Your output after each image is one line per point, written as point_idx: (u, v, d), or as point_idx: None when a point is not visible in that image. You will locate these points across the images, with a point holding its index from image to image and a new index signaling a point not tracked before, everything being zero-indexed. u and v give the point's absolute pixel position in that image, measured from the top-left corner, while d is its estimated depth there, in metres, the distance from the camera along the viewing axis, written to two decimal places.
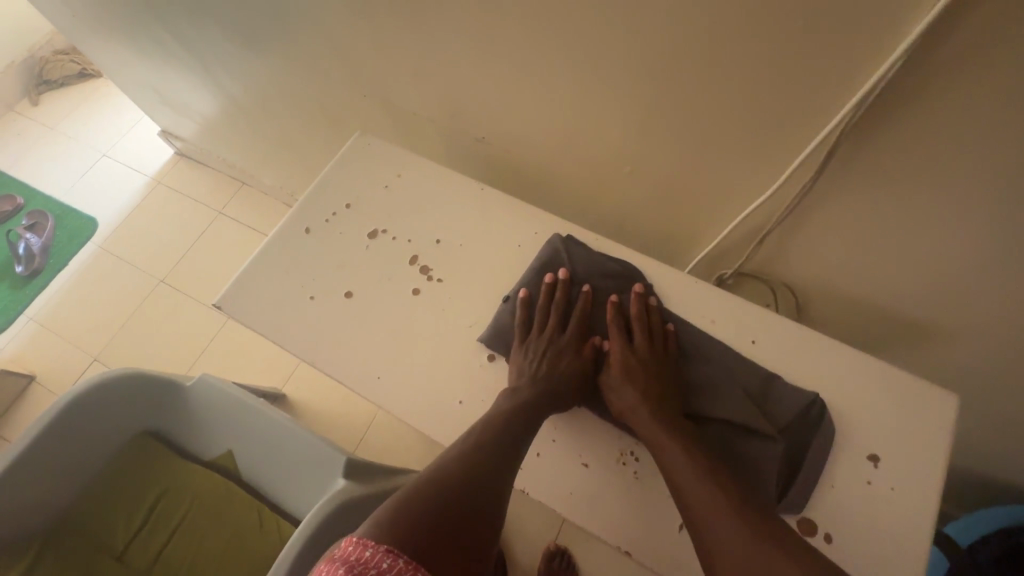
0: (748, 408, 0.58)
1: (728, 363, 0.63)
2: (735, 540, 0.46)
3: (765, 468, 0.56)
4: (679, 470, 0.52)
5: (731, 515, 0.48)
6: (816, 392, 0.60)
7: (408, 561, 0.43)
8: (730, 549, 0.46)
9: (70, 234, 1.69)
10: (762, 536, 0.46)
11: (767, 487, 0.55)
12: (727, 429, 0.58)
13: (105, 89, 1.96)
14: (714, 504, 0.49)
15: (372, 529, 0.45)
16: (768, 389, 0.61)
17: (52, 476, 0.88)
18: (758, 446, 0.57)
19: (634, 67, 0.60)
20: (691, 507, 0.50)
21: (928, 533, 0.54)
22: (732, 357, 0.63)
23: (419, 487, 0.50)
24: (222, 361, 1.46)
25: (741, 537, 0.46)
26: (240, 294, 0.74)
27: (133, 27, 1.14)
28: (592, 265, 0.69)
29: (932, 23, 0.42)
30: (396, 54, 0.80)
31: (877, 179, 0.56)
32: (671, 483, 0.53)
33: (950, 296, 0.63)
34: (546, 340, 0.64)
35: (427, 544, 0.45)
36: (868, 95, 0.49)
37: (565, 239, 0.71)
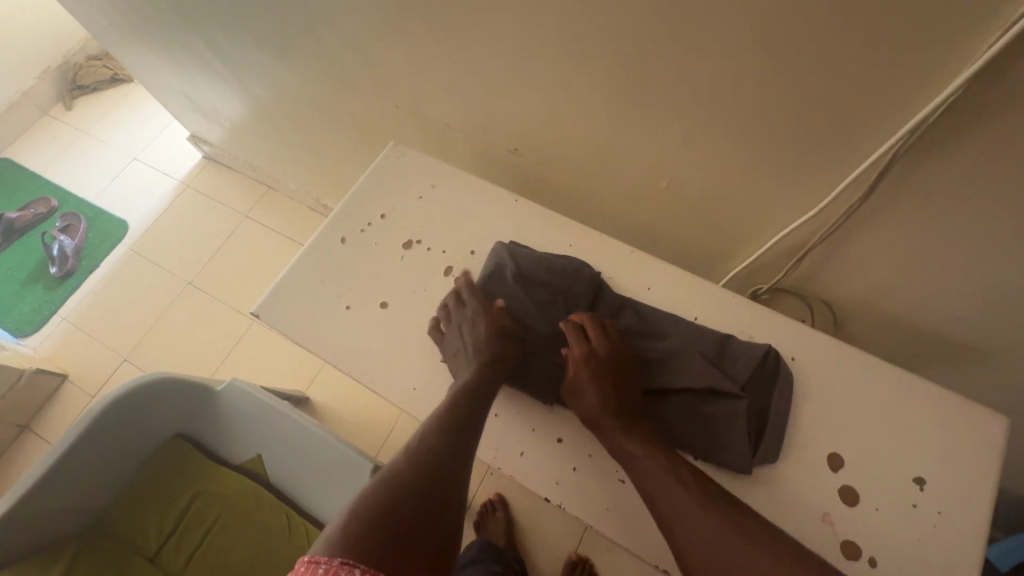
0: (708, 373, 0.60)
1: (683, 334, 0.64)
2: (707, 538, 0.48)
3: (733, 430, 0.58)
4: (644, 468, 0.54)
5: (701, 514, 0.49)
6: (770, 342, 0.63)
7: (365, 570, 0.43)
8: (706, 551, 0.48)
9: (102, 236, 1.73)
10: (736, 534, 0.48)
11: (739, 446, 0.57)
12: (693, 400, 0.59)
13: (136, 93, 2.00)
14: (683, 503, 0.50)
15: (325, 547, 0.45)
16: (722, 350, 0.62)
17: (90, 477, 0.90)
18: (724, 407, 0.59)
19: (676, 81, 0.59)
20: (661, 507, 0.52)
21: (978, 562, 0.53)
22: (686, 329, 0.64)
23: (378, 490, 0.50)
24: (248, 364, 1.48)
25: (714, 536, 0.48)
26: (277, 303, 0.74)
27: (169, 36, 1.16)
28: (535, 266, 0.69)
29: (1003, 48, 0.41)
30: (431, 65, 0.80)
31: (928, 197, 0.54)
32: (638, 484, 0.54)
33: (1000, 318, 0.61)
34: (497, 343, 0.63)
35: (385, 550, 0.45)
36: (925, 121, 0.48)
37: (508, 245, 0.71)
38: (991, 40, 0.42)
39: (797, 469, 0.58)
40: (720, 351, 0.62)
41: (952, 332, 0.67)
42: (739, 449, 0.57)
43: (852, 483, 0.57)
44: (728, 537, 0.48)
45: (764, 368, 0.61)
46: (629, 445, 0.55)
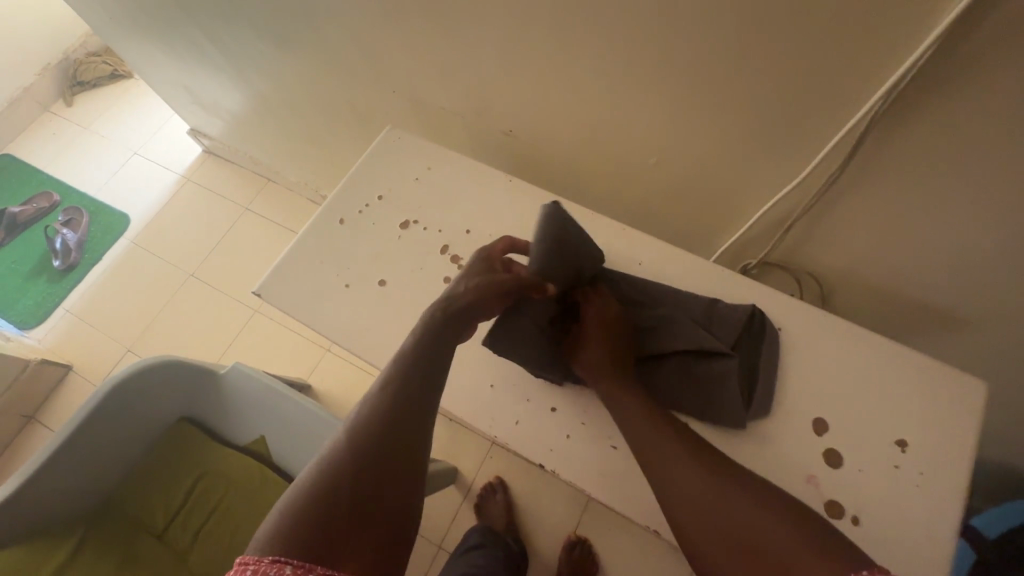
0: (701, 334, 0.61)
1: (674, 300, 0.66)
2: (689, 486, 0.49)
3: (727, 386, 0.60)
4: (635, 426, 0.55)
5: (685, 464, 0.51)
6: (754, 304, 0.65)
7: (296, 567, 0.40)
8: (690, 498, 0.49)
9: (104, 229, 1.74)
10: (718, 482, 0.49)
11: (732, 402, 0.59)
12: (689, 360, 0.61)
13: (135, 88, 2.02)
14: (669, 454, 0.52)
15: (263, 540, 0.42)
16: (710, 312, 0.65)
17: (98, 459, 0.92)
18: (719, 364, 0.60)
19: (660, 60, 0.61)
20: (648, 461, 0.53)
21: (955, 518, 0.55)
22: (675, 294, 0.67)
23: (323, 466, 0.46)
24: (250, 352, 1.50)
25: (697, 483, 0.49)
26: (277, 283, 0.76)
27: (166, 28, 1.17)
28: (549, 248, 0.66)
29: (964, 12, 0.43)
30: (423, 50, 0.81)
31: (906, 168, 0.56)
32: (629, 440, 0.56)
33: (980, 286, 0.63)
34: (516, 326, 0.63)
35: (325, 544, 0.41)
36: (894, 86, 0.50)
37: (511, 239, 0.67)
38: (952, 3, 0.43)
39: (781, 432, 0.60)
40: (708, 314, 0.65)
41: (935, 302, 0.69)
42: (732, 403, 0.59)
43: (836, 445, 0.59)
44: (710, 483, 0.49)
45: (751, 327, 0.64)
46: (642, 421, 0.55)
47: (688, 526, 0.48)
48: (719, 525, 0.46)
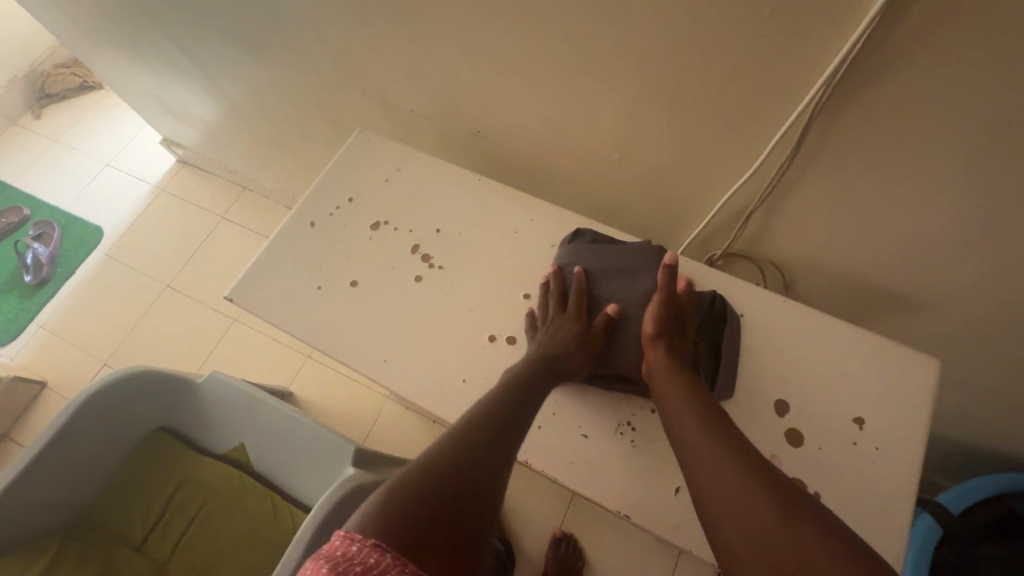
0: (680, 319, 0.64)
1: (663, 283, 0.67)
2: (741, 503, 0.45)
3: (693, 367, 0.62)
4: (690, 443, 0.52)
5: (739, 483, 0.47)
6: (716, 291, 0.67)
7: (394, 557, 0.41)
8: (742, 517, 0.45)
9: (77, 242, 1.72)
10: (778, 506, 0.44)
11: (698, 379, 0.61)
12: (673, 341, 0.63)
13: (105, 99, 1.99)
14: (721, 472, 0.48)
15: (361, 524, 0.44)
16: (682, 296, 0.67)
17: (74, 473, 0.91)
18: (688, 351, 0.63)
19: (616, 56, 0.63)
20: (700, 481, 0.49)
21: (910, 488, 0.57)
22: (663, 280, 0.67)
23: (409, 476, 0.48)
24: (230, 362, 1.49)
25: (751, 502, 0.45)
26: (249, 287, 0.77)
27: (132, 38, 1.17)
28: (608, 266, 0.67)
29: (889, 1, 0.45)
30: (389, 53, 0.83)
31: (852, 155, 0.59)
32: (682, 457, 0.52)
33: (929, 266, 0.66)
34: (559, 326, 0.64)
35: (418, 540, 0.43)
36: (832, 77, 0.52)
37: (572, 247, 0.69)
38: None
39: (744, 414, 0.62)
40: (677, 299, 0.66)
41: (889, 284, 0.71)
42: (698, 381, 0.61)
43: (797, 425, 0.61)
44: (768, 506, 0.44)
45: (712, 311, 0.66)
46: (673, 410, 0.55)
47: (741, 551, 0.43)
48: (773, 547, 0.42)
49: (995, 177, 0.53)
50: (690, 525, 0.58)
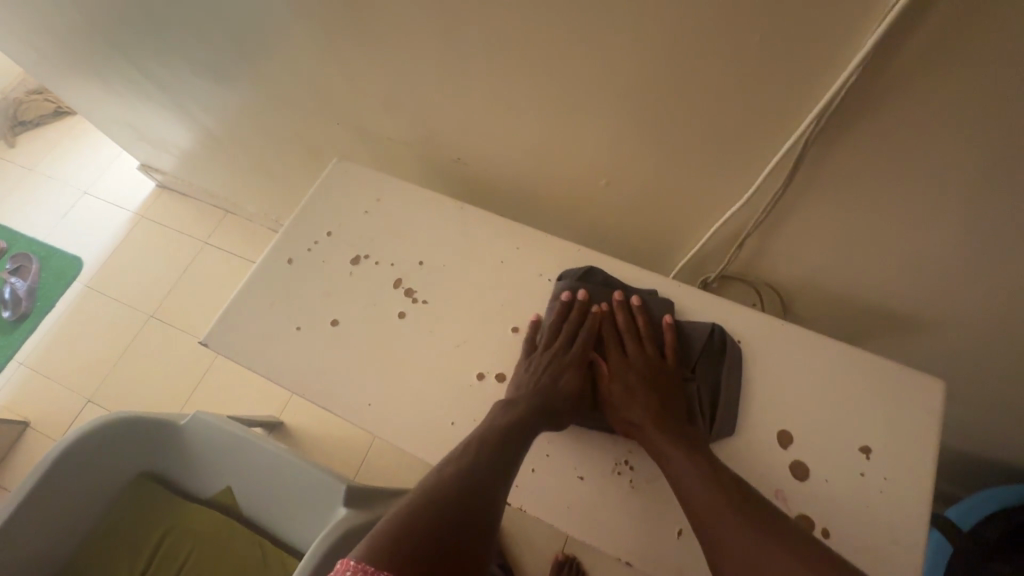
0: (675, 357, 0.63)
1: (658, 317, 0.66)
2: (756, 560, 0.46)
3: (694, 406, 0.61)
4: (695, 493, 0.51)
5: (752, 538, 0.47)
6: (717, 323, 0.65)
7: None
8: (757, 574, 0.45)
9: (56, 275, 1.67)
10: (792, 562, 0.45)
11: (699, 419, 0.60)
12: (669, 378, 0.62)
13: (80, 125, 1.95)
14: (732, 526, 0.48)
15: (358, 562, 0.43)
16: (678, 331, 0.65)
17: (54, 526, 0.87)
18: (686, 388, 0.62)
19: (598, 80, 0.61)
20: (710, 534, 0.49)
21: (924, 523, 0.55)
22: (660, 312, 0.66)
23: (399, 525, 0.47)
24: (217, 393, 1.45)
25: (767, 559, 0.46)
26: (226, 331, 0.73)
27: (101, 68, 1.13)
28: (592, 296, 0.67)
29: (882, 26, 0.43)
30: (364, 80, 0.80)
31: (848, 177, 0.56)
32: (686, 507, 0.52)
33: (931, 284, 0.64)
34: (548, 362, 0.63)
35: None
36: (828, 104, 0.50)
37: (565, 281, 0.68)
38: (873, 17, 0.43)
39: (747, 450, 0.60)
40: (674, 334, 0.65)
41: (890, 302, 0.69)
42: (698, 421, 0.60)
43: (803, 459, 0.59)
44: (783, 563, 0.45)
45: (712, 347, 0.64)
46: (668, 450, 0.55)
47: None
48: None
49: (997, 198, 0.51)
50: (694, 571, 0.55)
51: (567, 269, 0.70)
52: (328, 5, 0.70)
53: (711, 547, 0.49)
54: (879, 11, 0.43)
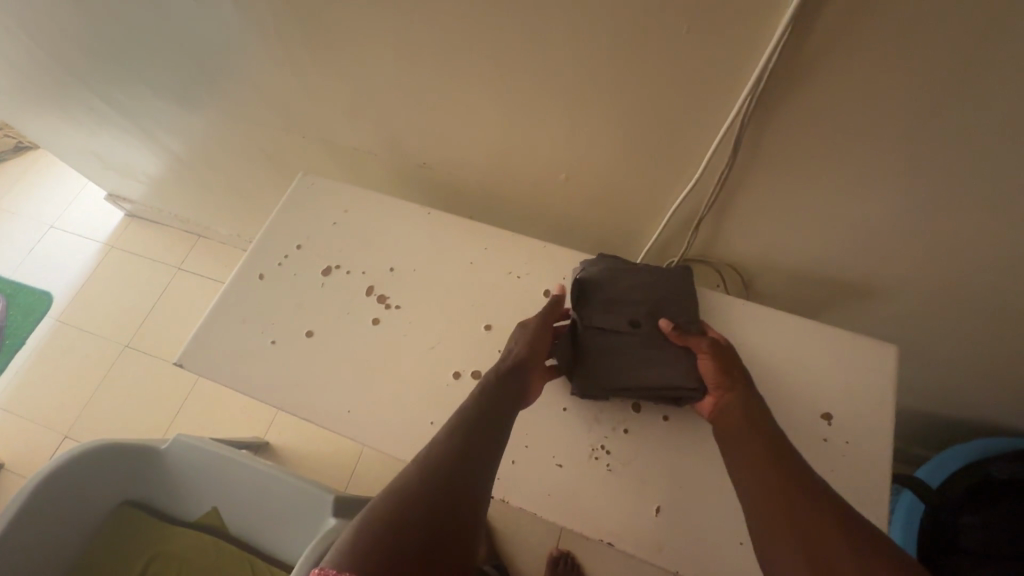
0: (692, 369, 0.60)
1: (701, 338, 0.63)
2: (787, 505, 0.46)
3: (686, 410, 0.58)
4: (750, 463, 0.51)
5: (785, 486, 0.48)
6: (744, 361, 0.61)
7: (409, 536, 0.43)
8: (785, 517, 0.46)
9: (24, 311, 1.63)
10: (827, 512, 0.45)
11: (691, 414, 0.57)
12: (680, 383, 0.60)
13: (43, 159, 1.94)
14: (766, 483, 0.49)
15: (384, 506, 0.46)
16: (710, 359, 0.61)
17: (37, 563, 0.85)
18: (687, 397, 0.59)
19: (546, 81, 0.63)
20: (746, 478, 0.50)
21: (884, 475, 0.58)
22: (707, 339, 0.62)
23: (396, 489, 0.47)
24: (200, 417, 1.43)
25: (797, 506, 0.46)
26: (200, 351, 0.74)
27: (59, 99, 1.12)
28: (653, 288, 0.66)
29: (795, 15, 0.46)
30: (323, 94, 0.82)
31: (787, 155, 0.60)
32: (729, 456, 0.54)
33: (875, 250, 0.68)
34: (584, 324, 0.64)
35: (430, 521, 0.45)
36: (756, 84, 0.53)
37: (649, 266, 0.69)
38: (785, 6, 0.47)
39: None
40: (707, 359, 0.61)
41: (841, 269, 0.74)
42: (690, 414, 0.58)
43: None
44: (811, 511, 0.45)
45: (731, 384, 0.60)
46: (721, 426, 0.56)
47: (784, 553, 0.44)
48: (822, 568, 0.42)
49: (922, 164, 0.55)
50: (673, 545, 0.57)
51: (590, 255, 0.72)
52: (281, 23, 0.72)
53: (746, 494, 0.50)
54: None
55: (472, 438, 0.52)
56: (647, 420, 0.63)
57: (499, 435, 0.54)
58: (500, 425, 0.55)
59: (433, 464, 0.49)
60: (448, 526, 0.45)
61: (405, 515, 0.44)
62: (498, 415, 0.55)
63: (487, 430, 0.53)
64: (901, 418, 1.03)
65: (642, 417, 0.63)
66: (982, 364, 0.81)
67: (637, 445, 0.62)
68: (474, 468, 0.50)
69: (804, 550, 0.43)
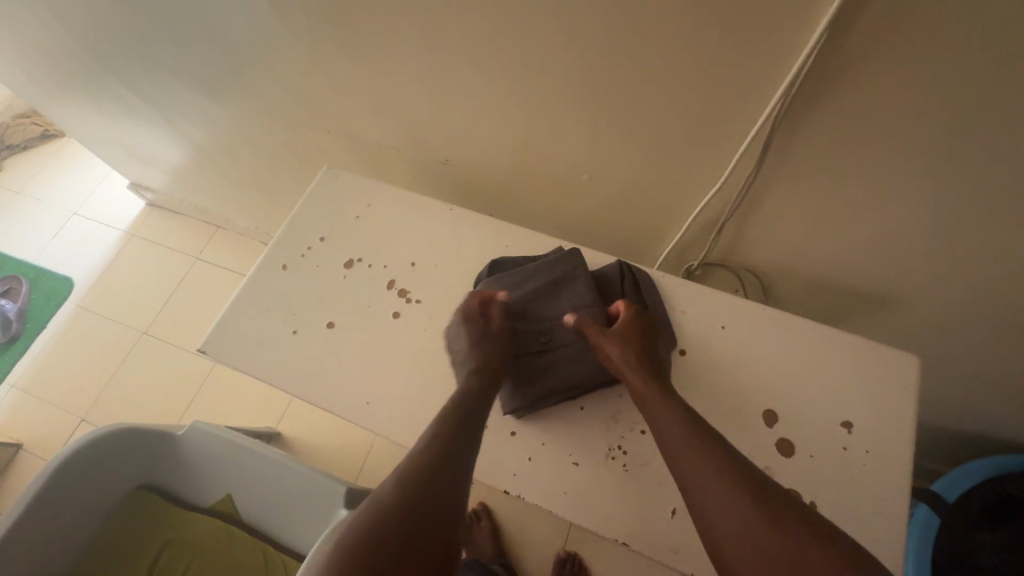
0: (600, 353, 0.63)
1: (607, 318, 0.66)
2: (732, 509, 0.46)
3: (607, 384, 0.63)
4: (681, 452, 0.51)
5: (724, 488, 0.47)
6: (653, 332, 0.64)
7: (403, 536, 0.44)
8: (731, 524, 0.45)
9: (47, 295, 1.67)
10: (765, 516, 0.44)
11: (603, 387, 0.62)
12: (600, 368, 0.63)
13: (69, 147, 1.97)
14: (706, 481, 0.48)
15: (374, 509, 0.46)
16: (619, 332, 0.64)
17: (54, 542, 0.87)
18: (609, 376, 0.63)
19: (574, 81, 0.64)
20: (686, 476, 0.49)
21: (904, 487, 0.58)
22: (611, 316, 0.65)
23: (374, 504, 0.47)
24: (214, 405, 1.45)
25: (743, 508, 0.45)
26: (223, 338, 0.75)
27: (89, 88, 1.14)
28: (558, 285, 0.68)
29: (832, 22, 0.46)
30: (350, 89, 0.82)
31: (814, 162, 0.60)
32: (662, 451, 0.53)
33: (898, 261, 0.68)
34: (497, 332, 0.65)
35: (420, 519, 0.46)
36: (788, 90, 0.53)
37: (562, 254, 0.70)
38: (822, 13, 0.46)
39: (733, 430, 0.62)
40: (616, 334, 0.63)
41: (863, 278, 0.73)
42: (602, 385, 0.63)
43: (788, 437, 0.61)
44: (755, 513, 0.45)
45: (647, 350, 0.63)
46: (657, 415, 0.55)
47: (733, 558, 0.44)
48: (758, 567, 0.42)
49: (952, 176, 0.55)
50: (687, 550, 0.57)
51: (491, 261, 0.74)
52: (312, 18, 0.73)
53: (689, 495, 0.49)
54: (823, 6, 0.46)
55: (441, 439, 0.53)
56: None
57: (476, 432, 0.55)
58: (475, 425, 0.56)
59: (416, 466, 0.50)
60: (435, 524, 0.46)
61: (389, 526, 0.45)
62: (473, 415, 0.57)
63: (462, 431, 0.54)
64: (918, 432, 1.02)
65: None
66: (1003, 379, 0.80)
67: (654, 448, 0.62)
68: (451, 466, 0.51)
69: (754, 555, 0.43)
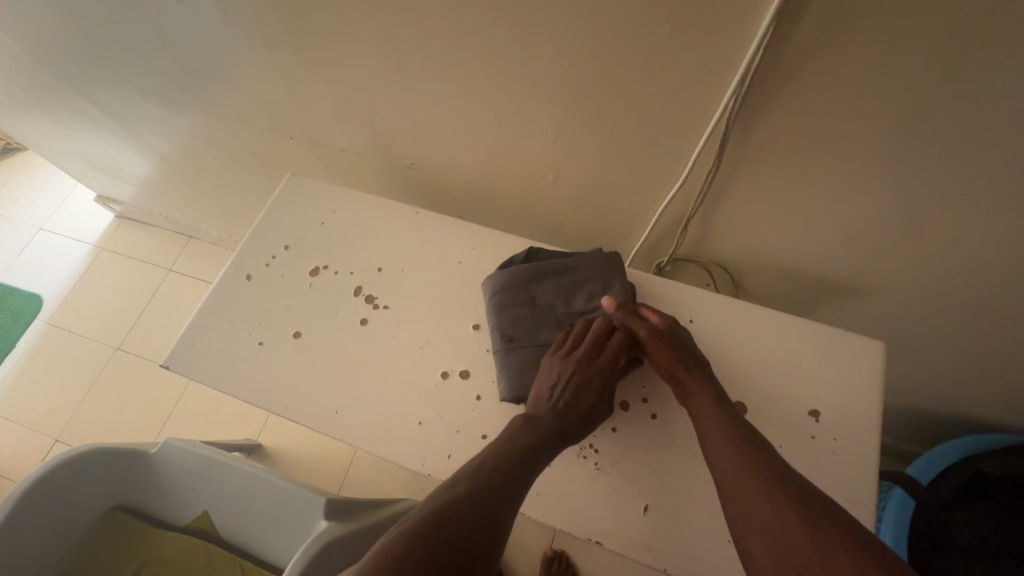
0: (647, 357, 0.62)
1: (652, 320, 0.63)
2: (770, 514, 0.45)
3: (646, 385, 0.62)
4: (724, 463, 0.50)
5: (761, 493, 0.46)
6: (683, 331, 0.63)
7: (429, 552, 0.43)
8: (767, 528, 0.44)
9: (14, 314, 1.62)
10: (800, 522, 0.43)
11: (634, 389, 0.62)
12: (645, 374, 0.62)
13: (32, 162, 1.92)
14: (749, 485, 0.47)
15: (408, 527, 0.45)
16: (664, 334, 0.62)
17: (30, 567, 0.84)
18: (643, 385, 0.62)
19: (532, 80, 0.63)
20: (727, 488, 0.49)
21: (871, 471, 0.58)
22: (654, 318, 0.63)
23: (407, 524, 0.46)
24: (192, 420, 1.42)
25: (780, 514, 0.44)
26: (186, 351, 0.73)
27: (42, 99, 1.11)
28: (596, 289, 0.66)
29: (778, 15, 0.46)
30: (310, 94, 0.81)
31: (772, 154, 0.60)
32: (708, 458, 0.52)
33: (860, 248, 0.69)
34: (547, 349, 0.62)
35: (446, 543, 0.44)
36: (740, 82, 0.53)
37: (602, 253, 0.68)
38: (767, 5, 0.47)
39: None
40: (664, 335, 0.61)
41: (828, 266, 0.74)
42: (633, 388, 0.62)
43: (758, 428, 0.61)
44: (791, 515, 0.44)
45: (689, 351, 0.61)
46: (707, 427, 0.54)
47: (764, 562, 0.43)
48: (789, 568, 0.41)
49: (904, 162, 0.56)
50: (661, 544, 0.57)
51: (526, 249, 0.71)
52: (265, 24, 0.71)
53: (729, 502, 0.48)
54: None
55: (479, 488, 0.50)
56: (636, 418, 0.63)
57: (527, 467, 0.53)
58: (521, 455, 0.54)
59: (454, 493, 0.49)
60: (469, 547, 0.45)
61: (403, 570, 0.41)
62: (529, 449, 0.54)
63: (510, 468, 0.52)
64: (892, 416, 1.04)
65: (630, 416, 0.63)
66: (967, 359, 0.82)
67: (626, 445, 0.62)
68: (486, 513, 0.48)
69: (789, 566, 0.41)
